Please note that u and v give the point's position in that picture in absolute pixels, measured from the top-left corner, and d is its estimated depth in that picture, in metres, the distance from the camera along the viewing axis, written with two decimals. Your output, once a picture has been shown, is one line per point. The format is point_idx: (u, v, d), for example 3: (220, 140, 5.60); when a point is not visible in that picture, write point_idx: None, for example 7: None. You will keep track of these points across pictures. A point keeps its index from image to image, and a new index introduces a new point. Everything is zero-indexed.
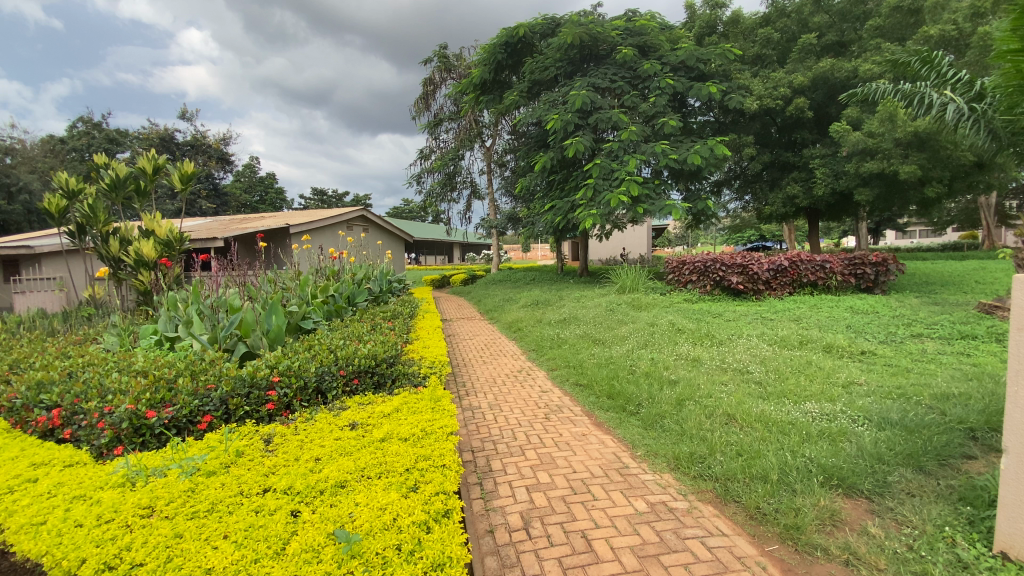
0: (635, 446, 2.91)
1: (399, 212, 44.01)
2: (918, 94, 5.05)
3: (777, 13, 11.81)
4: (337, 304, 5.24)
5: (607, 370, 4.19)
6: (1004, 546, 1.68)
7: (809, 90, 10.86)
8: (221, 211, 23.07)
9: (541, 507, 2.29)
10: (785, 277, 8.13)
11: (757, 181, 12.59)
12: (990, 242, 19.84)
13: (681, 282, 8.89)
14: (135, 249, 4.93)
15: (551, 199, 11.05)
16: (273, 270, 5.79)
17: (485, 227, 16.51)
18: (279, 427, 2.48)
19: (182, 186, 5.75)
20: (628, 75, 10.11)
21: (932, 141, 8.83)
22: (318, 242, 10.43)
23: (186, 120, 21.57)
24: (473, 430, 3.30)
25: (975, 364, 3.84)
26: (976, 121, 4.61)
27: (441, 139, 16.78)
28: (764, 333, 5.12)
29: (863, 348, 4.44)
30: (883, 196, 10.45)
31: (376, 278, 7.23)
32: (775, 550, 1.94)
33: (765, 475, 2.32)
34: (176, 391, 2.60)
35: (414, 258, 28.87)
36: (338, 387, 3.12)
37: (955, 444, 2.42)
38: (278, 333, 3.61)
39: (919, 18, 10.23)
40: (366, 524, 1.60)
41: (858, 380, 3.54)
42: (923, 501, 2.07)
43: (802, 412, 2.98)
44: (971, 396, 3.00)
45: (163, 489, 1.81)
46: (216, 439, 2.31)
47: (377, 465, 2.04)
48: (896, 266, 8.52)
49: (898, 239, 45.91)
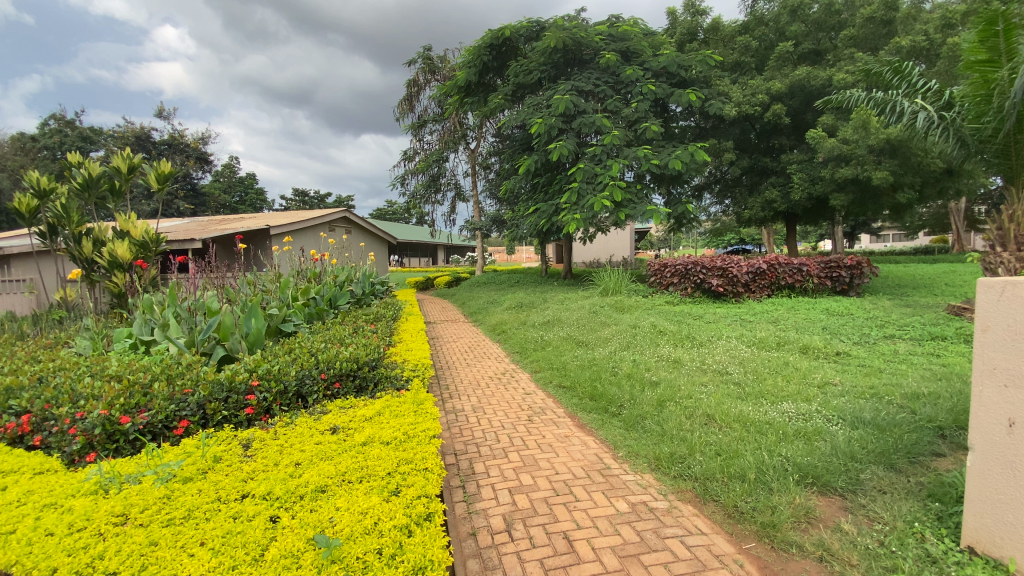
0: (617, 446, 2.94)
1: (385, 213, 43.57)
2: (891, 102, 5.26)
3: (755, 21, 12.07)
4: (319, 306, 5.20)
5: (590, 371, 4.23)
6: (972, 541, 1.75)
7: (786, 96, 11.07)
8: (199, 211, 22.70)
9: (523, 509, 2.30)
10: (763, 280, 8.33)
11: (736, 185, 12.79)
12: (959, 245, 20.60)
13: (662, 285, 8.97)
14: (109, 251, 4.84)
15: (535, 201, 11.07)
16: (252, 271, 5.70)
17: (469, 229, 16.48)
18: (258, 432, 2.44)
19: (159, 186, 5.61)
20: (611, 80, 10.22)
21: (903, 149, 9.13)
22: (299, 243, 10.31)
23: (163, 118, 21.11)
24: (456, 432, 3.30)
25: (944, 364, 3.98)
26: (946, 129, 4.97)
27: (425, 140, 16.75)
28: (743, 335, 5.22)
29: (838, 349, 4.55)
30: (857, 201, 10.73)
31: (359, 280, 7.19)
32: (752, 548, 1.98)
33: (743, 474, 2.37)
34: (152, 396, 2.55)
35: (397, 261, 28.69)
36: (319, 391, 3.10)
37: (924, 443, 2.51)
38: (257, 337, 3.58)
39: (891, 29, 10.66)
40: (347, 529, 1.59)
41: (833, 380, 3.64)
42: (893, 497, 2.14)
43: (779, 412, 3.05)
44: (940, 395, 3.11)
45: (137, 496, 1.77)
46: (193, 445, 2.28)
47: (358, 470, 2.02)
48: (871, 269, 8.68)
49: (873, 243, 47.04)
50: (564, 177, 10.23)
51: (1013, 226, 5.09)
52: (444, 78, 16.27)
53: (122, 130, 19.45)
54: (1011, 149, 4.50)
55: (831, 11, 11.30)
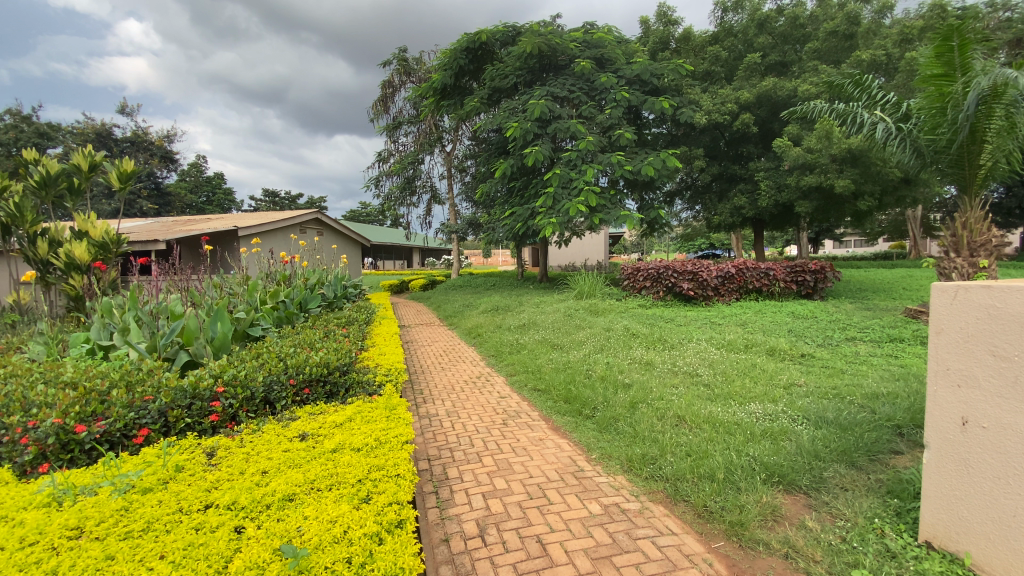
0: (590, 449, 2.96)
1: (358, 215, 42.95)
2: (852, 113, 5.53)
3: (725, 32, 12.37)
4: (289, 310, 5.08)
5: (564, 374, 4.25)
6: (929, 536, 1.82)
7: (755, 106, 11.40)
8: (164, 211, 21.93)
9: (496, 514, 2.29)
10: (732, 284, 8.55)
11: (706, 192, 13.11)
12: (916, 251, 21.59)
13: (635, 288, 9.10)
14: (66, 252, 4.64)
15: (511, 205, 11.10)
16: (219, 274, 5.53)
17: (445, 232, 16.40)
18: (223, 440, 2.36)
19: (120, 185, 5.40)
20: (585, 87, 10.34)
21: (864, 158, 9.52)
22: (269, 245, 10.07)
23: (125, 114, 20.38)
24: (430, 438, 3.27)
25: (901, 365, 4.16)
26: (903, 139, 5.24)
27: (400, 142, 16.61)
28: (712, 337, 5.34)
29: (803, 351, 4.70)
30: (821, 209, 11.12)
31: (331, 283, 7.07)
32: (721, 547, 2.01)
33: (712, 474, 2.41)
34: (110, 403, 2.44)
35: (371, 263, 28.33)
36: (288, 397, 3.02)
37: (883, 441, 2.61)
38: (223, 341, 3.48)
39: (853, 43, 11.10)
40: (315, 538, 1.55)
41: (799, 381, 3.76)
42: (855, 495, 2.22)
43: (746, 412, 3.13)
44: (898, 395, 3.25)
45: (93, 509, 1.69)
46: (153, 454, 2.19)
47: (327, 477, 1.98)
48: (834, 274, 8.99)
49: (836, 249, 48.82)
50: (540, 182, 10.30)
51: (965, 233, 5.37)
52: (420, 80, 16.19)
53: (82, 127, 18.73)
54: (964, 159, 4.78)
55: (796, 25, 11.72)
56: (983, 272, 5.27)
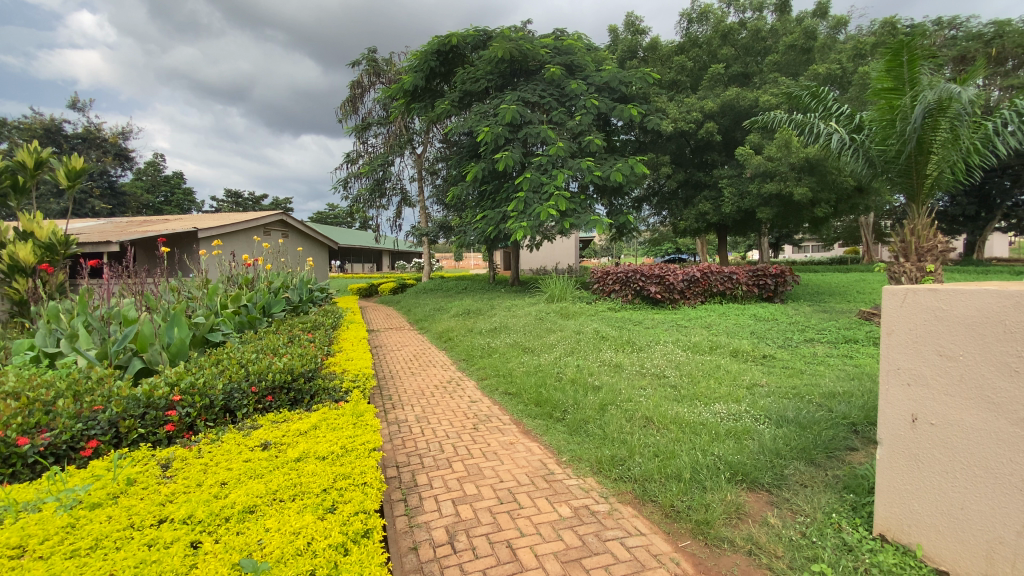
0: (561, 451, 2.97)
1: (325, 217, 42.06)
2: (810, 124, 5.75)
3: (690, 42, 12.69)
4: (251, 315, 4.92)
5: (535, 377, 4.26)
6: (883, 529, 1.90)
7: (719, 115, 11.73)
8: (118, 212, 20.95)
9: (466, 520, 2.27)
10: (698, 287, 8.76)
11: (673, 198, 13.43)
12: (868, 256, 22.69)
13: (605, 292, 9.22)
14: (8, 254, 4.37)
15: (482, 209, 11.10)
16: (176, 277, 5.31)
17: (415, 235, 16.25)
18: (180, 451, 2.26)
19: (68, 183, 5.11)
20: (556, 93, 10.42)
21: (821, 167, 9.94)
22: (230, 247, 9.74)
23: (76, 109, 19.39)
24: (398, 444, 3.21)
25: (856, 364, 4.36)
26: (856, 150, 5.53)
27: (369, 143, 16.39)
28: (679, 339, 5.45)
29: (764, 352, 4.86)
30: (781, 215, 11.54)
31: (296, 286, 6.87)
32: (688, 546, 2.05)
33: (679, 474, 2.46)
34: (55, 415, 2.30)
35: (339, 266, 27.80)
36: (249, 405, 2.92)
37: (840, 438, 2.71)
38: (180, 347, 3.34)
39: (810, 57, 11.63)
40: (276, 551, 1.50)
41: (761, 381, 3.87)
42: (814, 491, 2.29)
43: (712, 412, 3.21)
44: (853, 393, 3.40)
45: (36, 526, 1.58)
46: (103, 467, 2.07)
47: (290, 488, 1.92)
48: (793, 278, 9.34)
49: (795, 254, 50.76)
50: (510, 186, 10.36)
51: (914, 239, 5.67)
52: (390, 81, 16.02)
53: (29, 122, 17.75)
54: (912, 169, 5.05)
55: (757, 37, 12.15)
56: (930, 276, 5.58)
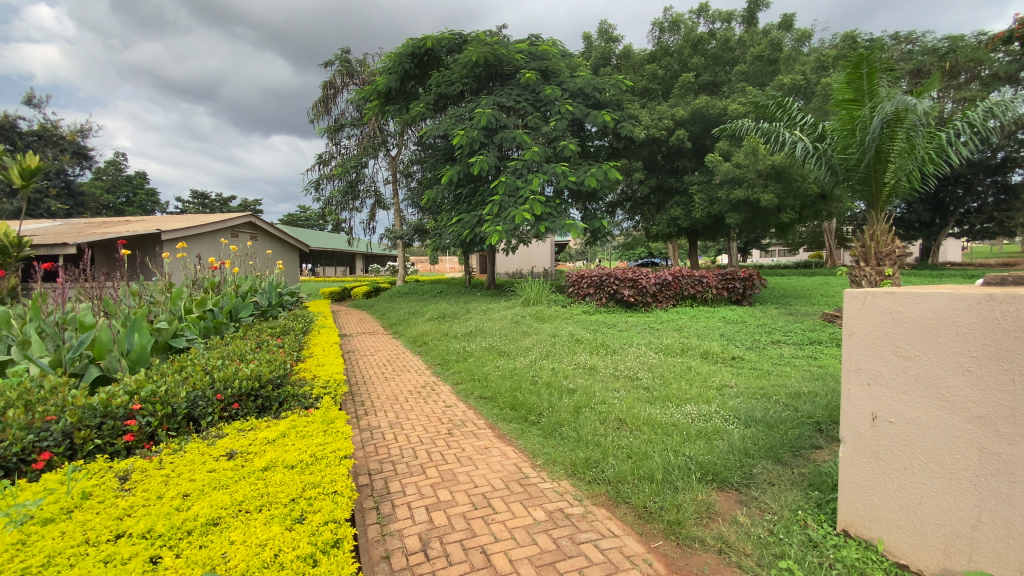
0: (535, 455, 2.98)
1: (296, 219, 41.20)
2: (776, 132, 5.92)
3: (662, 51, 12.95)
4: (217, 320, 4.77)
5: (510, 381, 4.26)
6: (846, 524, 1.97)
7: (689, 123, 11.98)
8: (76, 213, 20.04)
9: (440, 526, 2.25)
10: (669, 290, 8.92)
11: (645, 203, 13.66)
12: (831, 260, 23.51)
13: (579, 295, 9.30)
14: None
15: (458, 212, 11.07)
16: (137, 280, 5.11)
17: (389, 238, 16.07)
18: (139, 462, 2.17)
19: (21, 183, 4.86)
20: (531, 97, 10.46)
21: (786, 174, 10.27)
22: (195, 250, 9.42)
23: (31, 105, 18.50)
24: (371, 451, 3.15)
25: (820, 365, 4.51)
26: (819, 158, 5.72)
27: (342, 145, 16.15)
28: (651, 342, 5.53)
29: (733, 354, 4.98)
30: (749, 220, 11.86)
31: (265, 290, 6.69)
32: (660, 546, 2.08)
33: (651, 475, 2.49)
34: (4, 426, 2.18)
35: (311, 270, 27.26)
36: (214, 413, 2.83)
37: (805, 437, 2.80)
38: (141, 354, 3.21)
39: (776, 67, 12.01)
40: (241, 564, 1.45)
41: (730, 382, 3.96)
42: (780, 489, 2.36)
43: (683, 414, 3.26)
44: (817, 393, 3.51)
45: None
46: (56, 480, 1.97)
47: (257, 498, 1.86)
48: (760, 281, 9.63)
49: (762, 258, 52.30)
50: (486, 190, 10.36)
51: (873, 244, 5.90)
52: (363, 82, 15.83)
53: None
54: (871, 176, 5.27)
55: (726, 47, 12.48)
56: (889, 280, 5.81)
